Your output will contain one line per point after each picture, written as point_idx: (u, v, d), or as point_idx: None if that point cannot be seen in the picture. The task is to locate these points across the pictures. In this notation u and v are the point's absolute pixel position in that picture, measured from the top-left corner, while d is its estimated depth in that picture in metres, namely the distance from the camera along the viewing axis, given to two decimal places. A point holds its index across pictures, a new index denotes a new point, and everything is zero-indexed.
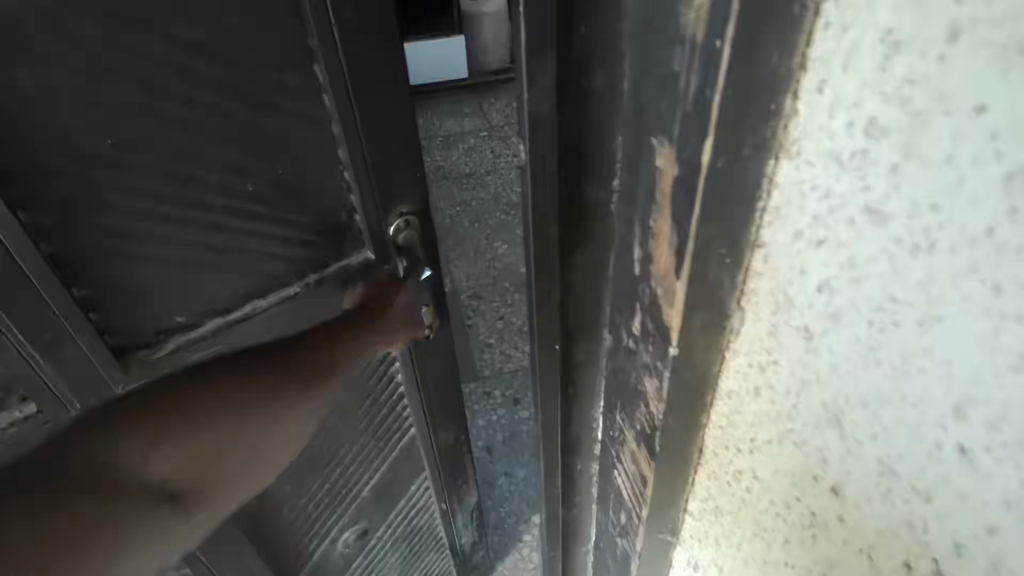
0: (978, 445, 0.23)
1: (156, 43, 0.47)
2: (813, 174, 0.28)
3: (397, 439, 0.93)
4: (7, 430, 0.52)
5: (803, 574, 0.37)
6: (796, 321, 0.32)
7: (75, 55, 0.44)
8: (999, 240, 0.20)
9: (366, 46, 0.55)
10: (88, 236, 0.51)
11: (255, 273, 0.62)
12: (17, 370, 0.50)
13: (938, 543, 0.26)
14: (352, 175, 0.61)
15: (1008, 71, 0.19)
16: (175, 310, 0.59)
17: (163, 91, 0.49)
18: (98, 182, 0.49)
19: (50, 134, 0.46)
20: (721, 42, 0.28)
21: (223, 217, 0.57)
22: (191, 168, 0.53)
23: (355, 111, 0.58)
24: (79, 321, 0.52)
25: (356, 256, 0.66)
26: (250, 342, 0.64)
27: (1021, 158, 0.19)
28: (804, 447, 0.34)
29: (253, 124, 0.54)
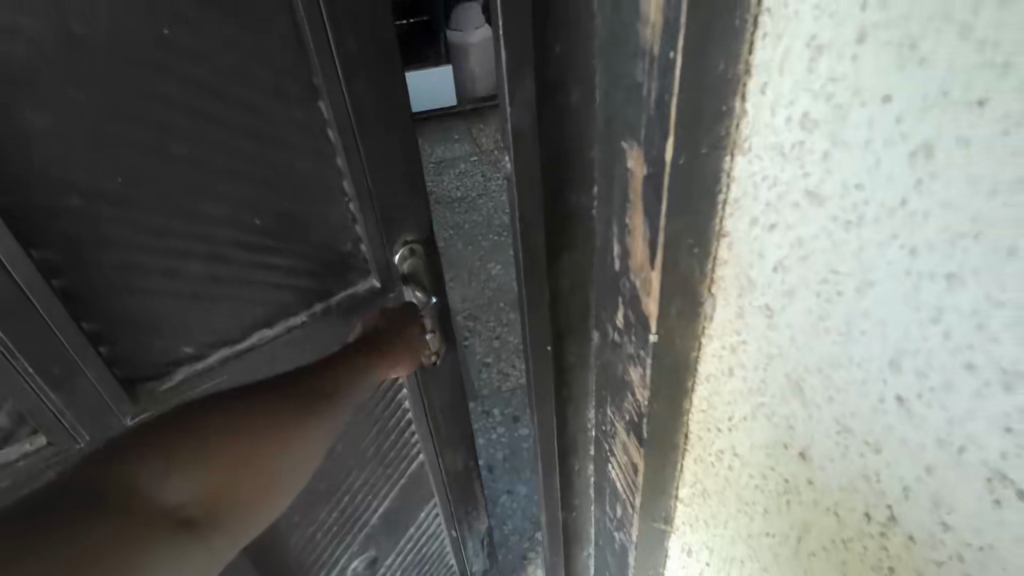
0: (910, 394, 0.26)
1: (164, 83, 0.50)
2: (762, 167, 0.32)
3: (406, 466, 0.94)
4: (19, 462, 0.58)
5: (782, 541, 0.40)
6: (758, 301, 0.35)
7: (82, 92, 0.48)
8: (911, 209, 0.24)
9: (369, 83, 0.58)
10: (98, 272, 0.55)
11: (265, 302, 0.65)
12: (29, 402, 0.55)
13: (890, 490, 0.29)
14: (357, 206, 0.64)
15: (903, 67, 0.23)
16: (182, 341, 0.62)
17: (172, 129, 0.52)
18: (104, 219, 0.53)
19: (59, 168, 0.49)
20: (673, 53, 0.31)
21: (231, 249, 0.60)
22: (198, 203, 0.56)
23: (359, 144, 0.61)
24: (89, 355, 0.57)
25: (361, 283, 0.70)
26: (258, 369, 0.68)
27: (922, 137, 0.23)
28: (774, 419, 0.37)
29: (264, 157, 0.58)
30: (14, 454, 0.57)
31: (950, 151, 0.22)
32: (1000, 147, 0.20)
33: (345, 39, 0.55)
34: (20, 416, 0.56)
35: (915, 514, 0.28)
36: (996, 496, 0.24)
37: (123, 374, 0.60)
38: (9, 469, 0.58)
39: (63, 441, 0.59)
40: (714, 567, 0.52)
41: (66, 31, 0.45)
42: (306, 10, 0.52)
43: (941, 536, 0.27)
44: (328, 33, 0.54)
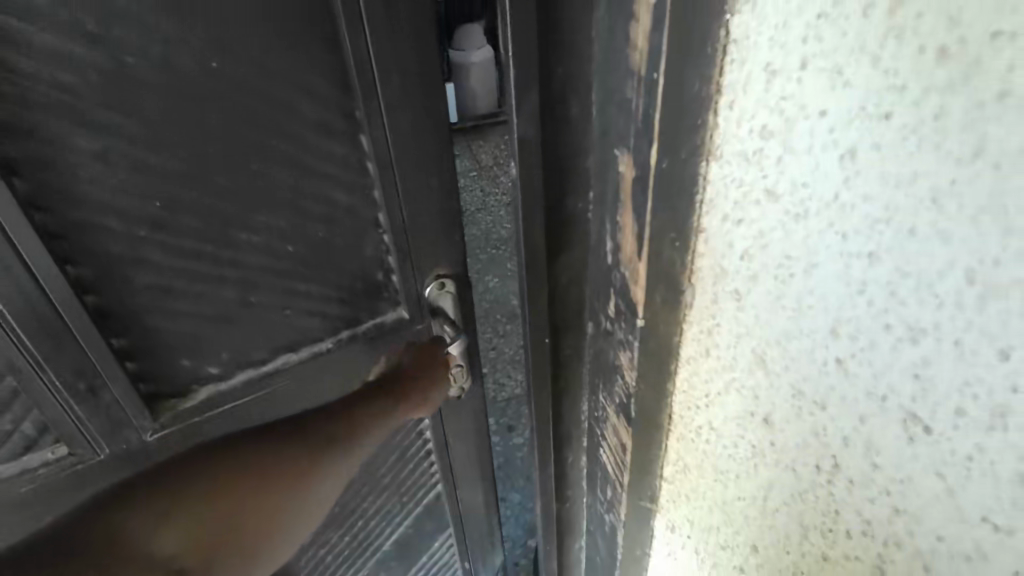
0: (846, 355, 0.31)
1: (209, 112, 0.54)
2: (731, 171, 0.37)
3: (421, 494, 0.99)
4: (40, 468, 0.63)
5: (751, 503, 0.45)
6: (729, 287, 0.41)
7: (132, 124, 0.52)
8: (842, 202, 0.29)
9: (410, 121, 0.62)
10: (131, 293, 0.59)
11: (293, 327, 0.70)
12: (54, 414, 0.60)
13: (835, 442, 0.34)
14: (391, 238, 0.69)
15: (834, 88, 0.28)
16: (208, 361, 0.67)
17: (208, 162, 0.56)
18: (142, 240, 0.57)
19: (108, 192, 0.54)
20: (656, 74, 0.38)
21: (260, 275, 0.64)
22: (232, 234, 0.61)
23: (395, 179, 0.65)
24: (113, 371, 0.61)
25: (390, 314, 0.74)
26: (280, 392, 0.72)
27: (848, 144, 0.28)
28: (743, 391, 0.42)
29: (295, 186, 0.62)
30: (36, 460, 0.63)
31: (870, 155, 0.27)
32: (905, 151, 0.25)
33: (389, 77, 0.59)
34: (45, 427, 0.61)
35: (853, 459, 0.33)
36: (911, 435, 0.29)
37: (147, 390, 0.65)
38: (31, 474, 0.63)
39: (82, 451, 0.64)
40: (694, 539, 0.57)
41: (119, 63, 0.49)
42: (352, 47, 0.56)
43: (873, 476, 0.32)
44: (375, 73, 0.58)
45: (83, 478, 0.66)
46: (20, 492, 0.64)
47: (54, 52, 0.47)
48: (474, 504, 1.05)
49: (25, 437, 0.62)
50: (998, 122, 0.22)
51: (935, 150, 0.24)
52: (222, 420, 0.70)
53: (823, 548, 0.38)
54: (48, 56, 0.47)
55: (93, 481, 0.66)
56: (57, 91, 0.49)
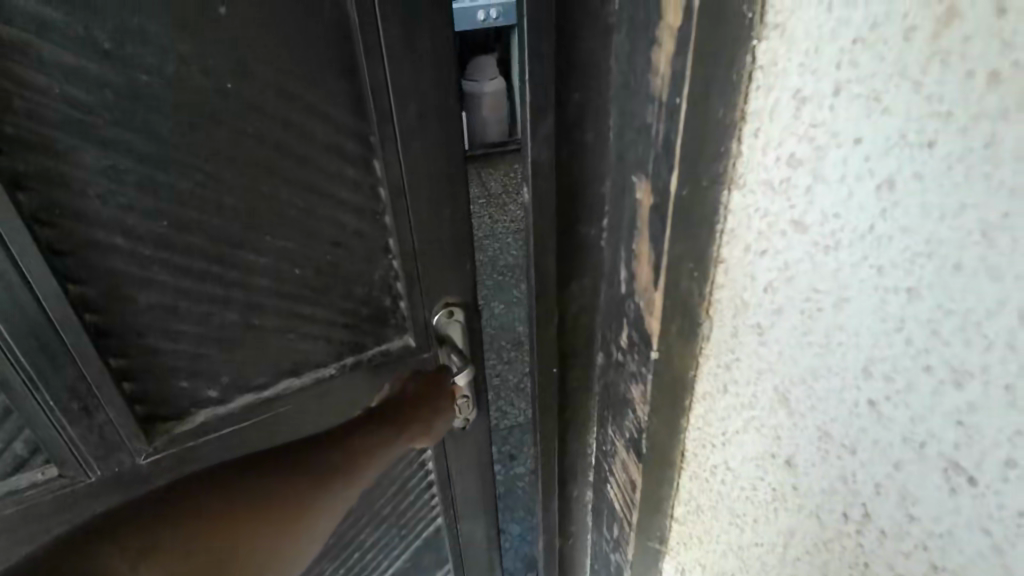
0: (880, 397, 0.30)
1: (223, 132, 0.54)
2: (755, 200, 0.36)
3: (422, 526, 0.96)
4: (27, 490, 0.61)
5: (769, 549, 0.43)
6: (750, 320, 0.39)
7: (142, 141, 0.51)
8: (878, 234, 0.28)
9: (424, 148, 0.62)
10: (134, 312, 0.58)
11: (296, 351, 0.68)
12: (45, 434, 0.58)
13: (865, 489, 0.32)
14: (400, 264, 0.68)
15: (871, 115, 0.27)
16: (208, 384, 0.65)
17: (219, 182, 0.55)
18: (147, 259, 0.56)
19: (115, 209, 0.53)
20: (678, 98, 0.37)
21: (266, 298, 0.63)
22: (239, 254, 0.59)
23: (406, 205, 0.64)
24: (109, 392, 0.59)
25: (396, 341, 0.73)
26: (280, 418, 0.70)
27: (885, 173, 0.27)
28: (763, 430, 0.40)
29: (305, 208, 0.61)
30: (24, 481, 0.61)
31: (910, 185, 0.26)
32: (950, 181, 0.24)
33: (405, 102, 0.58)
34: (37, 447, 0.59)
35: (886, 509, 0.31)
36: (952, 486, 0.27)
37: (144, 412, 0.63)
38: (17, 496, 0.61)
39: (72, 473, 0.62)
40: None
41: (134, 80, 0.49)
42: (370, 72, 0.56)
43: (908, 527, 0.30)
44: (391, 99, 0.58)
45: (71, 502, 0.63)
46: (5, 514, 0.61)
47: (70, 67, 0.47)
48: (475, 539, 1.02)
49: (16, 456, 0.60)
50: None
51: (985, 180, 0.23)
52: (218, 445, 0.68)
53: None
54: (62, 71, 0.47)
55: (82, 505, 0.64)
56: (69, 106, 0.48)
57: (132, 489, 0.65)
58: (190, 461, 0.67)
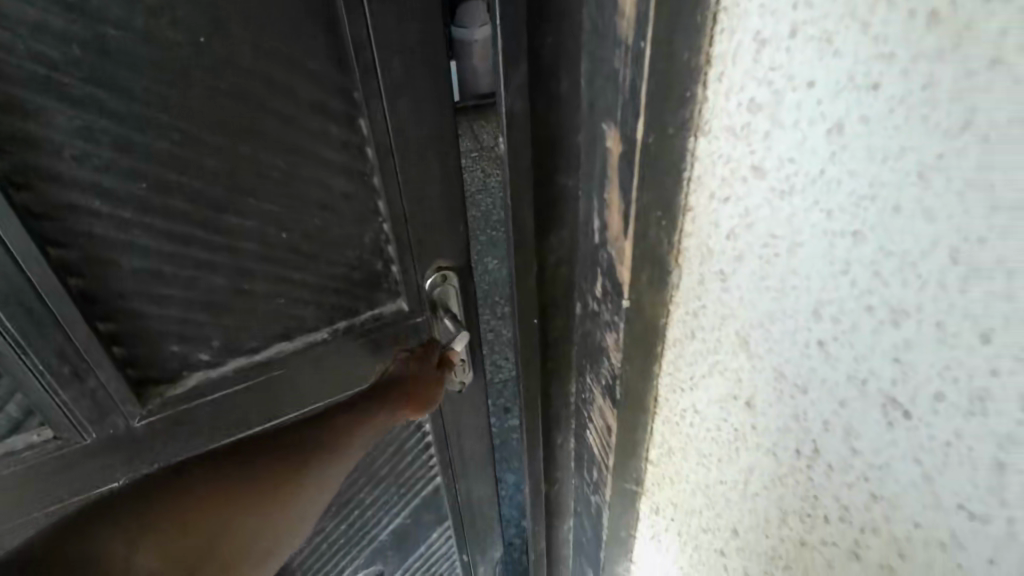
0: (828, 338, 0.31)
1: (197, 92, 0.52)
2: (719, 147, 0.36)
3: (421, 486, 0.99)
4: (24, 451, 0.62)
5: (731, 486, 0.45)
6: (715, 267, 0.40)
7: (112, 99, 0.49)
8: (829, 177, 0.28)
9: (412, 107, 0.60)
10: (118, 278, 0.58)
11: (288, 315, 0.69)
12: (38, 398, 0.59)
13: (814, 427, 0.33)
14: (390, 227, 0.68)
15: (823, 58, 0.27)
16: (199, 348, 0.66)
17: (198, 142, 0.54)
18: (128, 222, 0.55)
19: (90, 170, 0.52)
20: (642, 42, 0.36)
21: (254, 262, 0.63)
22: (223, 219, 0.59)
23: (395, 166, 0.63)
24: (98, 357, 0.60)
25: (389, 305, 0.74)
26: (274, 382, 0.71)
27: (836, 116, 0.27)
28: (726, 372, 0.42)
29: (290, 170, 0.60)
30: (20, 443, 0.62)
31: (857, 128, 0.26)
32: (891, 124, 0.24)
33: (389, 57, 0.56)
34: (31, 411, 0.61)
35: (832, 445, 0.32)
36: (890, 420, 0.28)
37: (136, 376, 0.64)
38: (15, 457, 0.62)
39: (67, 436, 0.63)
40: (678, 522, 0.57)
41: (101, 35, 0.47)
42: (350, 25, 0.53)
43: (852, 461, 0.31)
44: (374, 52, 0.55)
45: (68, 462, 0.65)
46: (4, 474, 0.63)
47: (34, 22, 0.45)
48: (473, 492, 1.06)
49: (11, 419, 0.61)
50: (989, 92, 0.20)
51: (923, 123, 0.23)
52: (210, 408, 0.69)
53: (801, 533, 0.37)
54: (27, 26, 0.45)
55: (79, 465, 0.66)
56: (35, 62, 0.46)
57: (124, 449, 0.67)
58: (179, 423, 0.69)
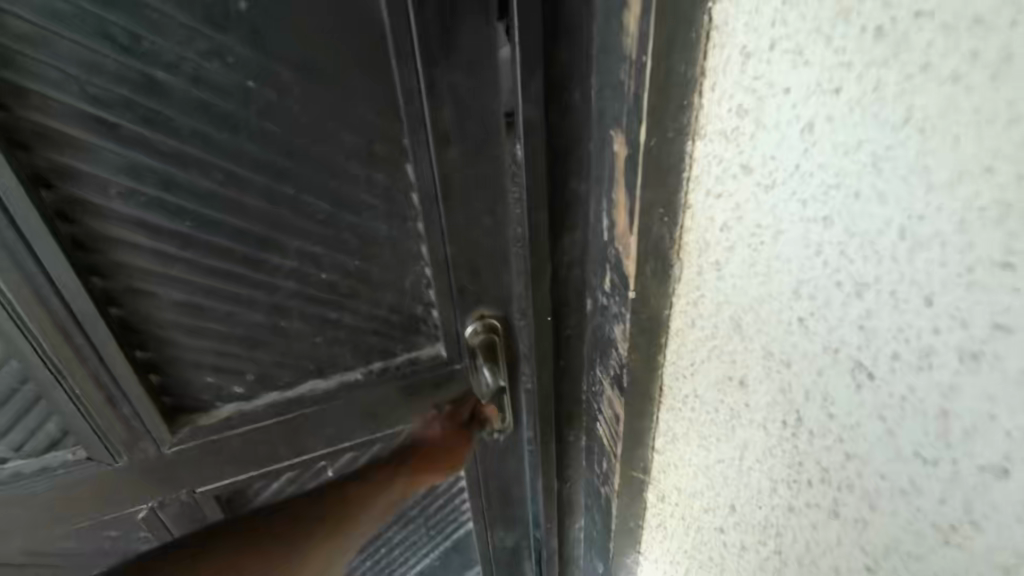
0: (807, 314, 0.34)
1: (242, 141, 0.53)
2: (713, 149, 0.41)
3: (451, 530, 0.98)
4: (58, 471, 0.61)
5: (728, 464, 0.48)
6: (711, 258, 0.44)
7: (159, 138, 0.50)
8: (805, 170, 0.32)
9: (462, 155, 0.59)
10: (158, 307, 0.58)
11: (320, 356, 0.68)
12: (73, 420, 0.59)
13: (798, 397, 0.37)
14: (433, 272, 0.66)
15: (796, 67, 0.31)
16: (234, 383, 0.65)
17: (244, 183, 0.55)
18: (170, 255, 0.56)
19: (136, 199, 0.52)
20: (645, 56, 0.41)
21: (288, 299, 0.63)
22: (264, 256, 0.59)
23: (440, 213, 0.62)
24: (131, 385, 0.59)
25: (428, 349, 0.72)
26: (304, 420, 0.70)
27: (808, 117, 0.31)
28: (722, 355, 0.45)
29: (335, 215, 0.60)
30: (55, 463, 0.61)
31: (825, 127, 0.30)
32: (852, 122, 0.28)
33: (441, 106, 0.56)
34: (67, 432, 0.60)
35: (813, 411, 0.36)
36: (857, 382, 0.32)
37: (172, 404, 0.64)
38: (49, 476, 0.61)
39: (100, 458, 0.62)
40: (681, 506, 0.60)
41: (151, 76, 0.47)
42: (400, 70, 0.53)
43: (828, 424, 0.35)
44: (423, 98, 0.55)
45: (100, 483, 0.64)
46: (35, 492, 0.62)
47: (87, 60, 0.45)
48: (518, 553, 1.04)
49: (48, 438, 0.60)
50: (923, 93, 0.25)
51: (875, 120, 0.27)
52: (237, 441, 0.68)
53: (789, 499, 0.41)
54: (81, 66, 0.45)
55: (111, 486, 0.65)
56: (89, 101, 0.47)
57: (149, 475, 0.66)
58: (202, 456, 0.67)
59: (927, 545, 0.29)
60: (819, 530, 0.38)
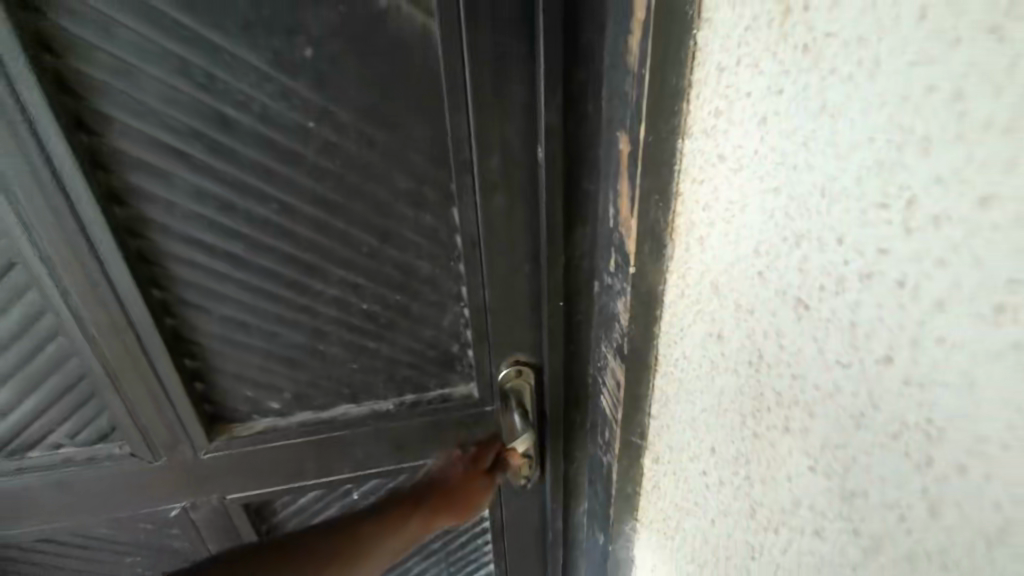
0: (765, 268, 0.44)
1: (302, 171, 0.72)
2: (698, 145, 0.51)
3: (473, 564, 1.20)
4: (106, 459, 0.89)
5: (710, 414, 0.57)
6: (695, 235, 0.54)
7: (230, 167, 0.70)
8: (762, 154, 0.42)
9: (505, 207, 0.76)
10: (218, 324, 0.81)
11: (353, 379, 0.90)
12: (122, 417, 0.85)
13: (760, 338, 0.46)
14: (470, 312, 0.85)
15: (753, 77, 0.42)
16: (271, 399, 0.89)
17: (299, 214, 0.75)
18: (227, 278, 0.78)
19: (193, 217, 0.73)
20: (643, 69, 0.52)
21: (331, 322, 0.84)
22: (313, 282, 0.80)
23: (480, 256, 0.80)
24: (176, 392, 0.84)
25: (459, 387, 0.93)
26: (340, 437, 0.93)
27: (763, 113, 0.42)
28: (703, 316, 0.55)
29: (380, 249, 0.79)
30: (107, 452, 0.88)
31: (774, 121, 0.40)
32: (789, 115, 0.39)
33: (490, 158, 0.72)
34: (114, 427, 0.87)
35: (770, 346, 0.45)
36: (799, 314, 0.41)
37: (210, 410, 0.88)
38: (94, 460, 0.88)
39: (141, 454, 0.89)
40: (673, 464, 0.69)
41: (222, 110, 0.67)
42: (453, 120, 0.70)
43: (778, 357, 0.45)
44: (472, 146, 0.71)
45: (138, 473, 0.91)
46: (81, 476, 0.89)
47: (167, 95, 0.65)
48: (524, 539, 1.13)
49: (101, 430, 0.87)
50: (829, 88, 0.35)
51: (805, 110, 0.37)
52: (268, 451, 0.92)
53: (755, 428, 0.50)
54: (162, 98, 0.65)
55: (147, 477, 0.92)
56: (165, 129, 0.67)
57: (188, 471, 0.92)
58: (244, 460, 0.93)
59: (846, 434, 0.38)
60: (776, 448, 0.47)
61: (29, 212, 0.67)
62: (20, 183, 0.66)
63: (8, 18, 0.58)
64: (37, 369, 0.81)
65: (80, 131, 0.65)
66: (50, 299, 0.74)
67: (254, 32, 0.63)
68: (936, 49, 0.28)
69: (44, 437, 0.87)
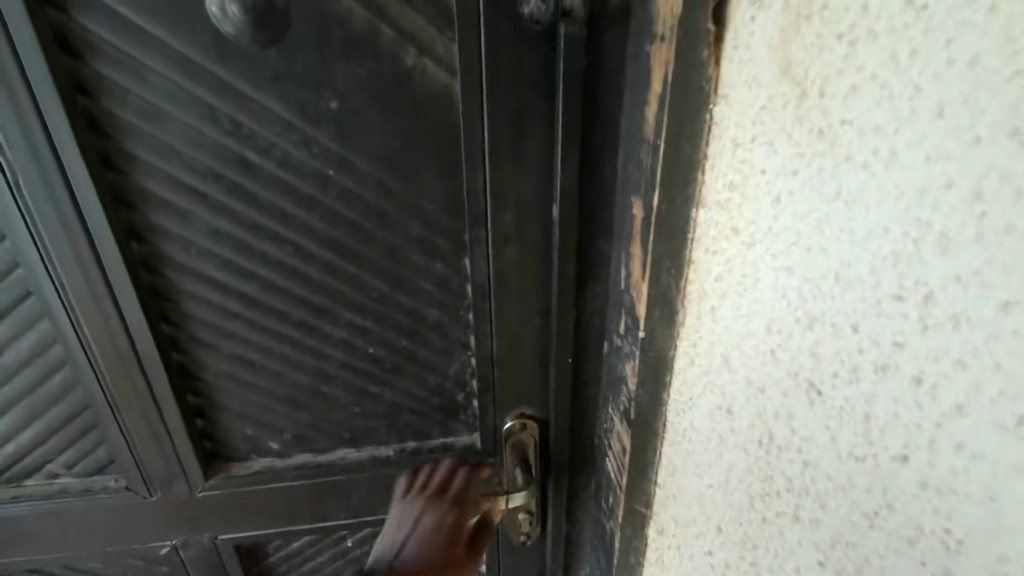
0: (777, 346, 0.43)
1: (318, 216, 0.73)
2: (711, 217, 0.51)
3: None
4: (100, 492, 0.87)
5: (717, 490, 0.55)
6: (707, 306, 0.53)
7: (249, 210, 0.71)
8: (775, 229, 0.42)
9: (518, 259, 0.75)
10: (224, 362, 0.81)
11: (356, 423, 0.88)
12: (120, 449, 0.84)
13: (770, 418, 0.45)
14: (477, 362, 0.84)
15: (768, 155, 0.42)
16: (271, 439, 0.88)
17: (312, 257, 0.75)
18: (236, 316, 0.78)
19: (209, 255, 0.73)
20: (659, 138, 0.52)
21: (337, 366, 0.84)
22: (322, 325, 0.80)
23: (490, 307, 0.79)
24: (176, 427, 0.83)
25: (463, 436, 0.91)
26: (337, 481, 0.91)
27: (776, 191, 0.41)
28: (712, 387, 0.54)
29: (391, 295, 0.79)
30: (102, 484, 0.87)
31: (787, 200, 0.40)
32: (804, 196, 0.38)
33: (505, 212, 0.72)
34: (112, 459, 0.86)
35: (780, 428, 0.44)
36: (812, 399, 0.39)
37: (210, 447, 0.87)
38: (88, 492, 0.87)
39: (135, 488, 0.88)
40: (678, 537, 0.66)
41: (245, 155, 0.68)
42: (470, 174, 0.70)
43: (788, 440, 0.43)
44: (487, 199, 0.72)
45: (131, 508, 0.90)
46: (74, 507, 0.88)
47: (193, 138, 0.66)
48: None
49: (98, 462, 0.86)
50: (843, 175, 0.34)
51: (820, 192, 0.37)
52: (263, 492, 0.90)
53: (763, 512, 0.47)
54: (188, 141, 0.67)
55: (140, 512, 0.90)
56: (188, 171, 0.68)
57: (180, 509, 0.91)
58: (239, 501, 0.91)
59: (859, 531, 0.36)
60: (784, 535, 0.45)
61: (49, 244, 0.69)
62: (43, 217, 0.67)
63: (47, 59, 0.60)
64: (41, 398, 0.81)
65: (106, 168, 0.67)
66: (61, 329, 0.75)
67: (283, 84, 0.64)
68: (955, 148, 0.28)
69: (40, 465, 0.86)
